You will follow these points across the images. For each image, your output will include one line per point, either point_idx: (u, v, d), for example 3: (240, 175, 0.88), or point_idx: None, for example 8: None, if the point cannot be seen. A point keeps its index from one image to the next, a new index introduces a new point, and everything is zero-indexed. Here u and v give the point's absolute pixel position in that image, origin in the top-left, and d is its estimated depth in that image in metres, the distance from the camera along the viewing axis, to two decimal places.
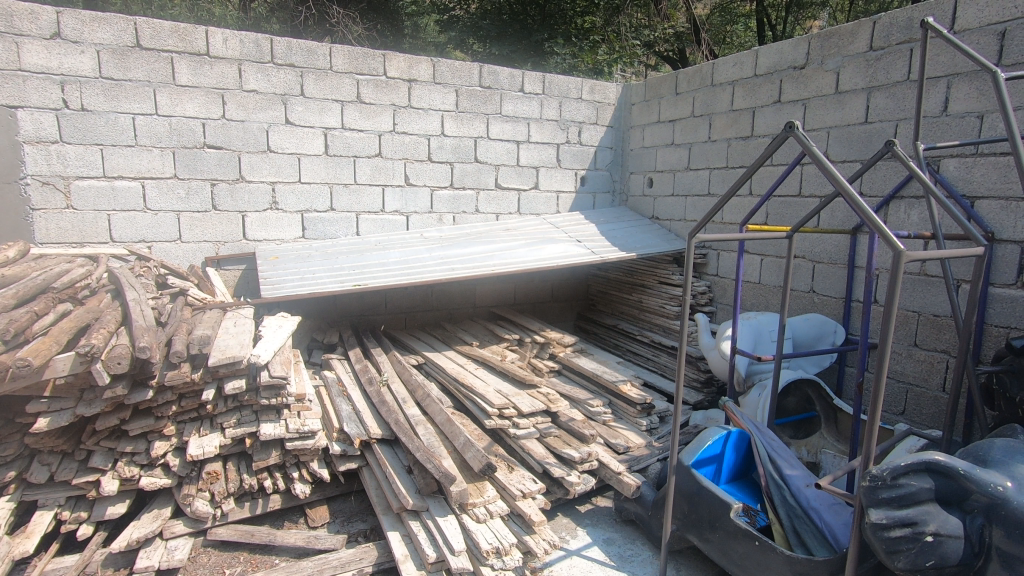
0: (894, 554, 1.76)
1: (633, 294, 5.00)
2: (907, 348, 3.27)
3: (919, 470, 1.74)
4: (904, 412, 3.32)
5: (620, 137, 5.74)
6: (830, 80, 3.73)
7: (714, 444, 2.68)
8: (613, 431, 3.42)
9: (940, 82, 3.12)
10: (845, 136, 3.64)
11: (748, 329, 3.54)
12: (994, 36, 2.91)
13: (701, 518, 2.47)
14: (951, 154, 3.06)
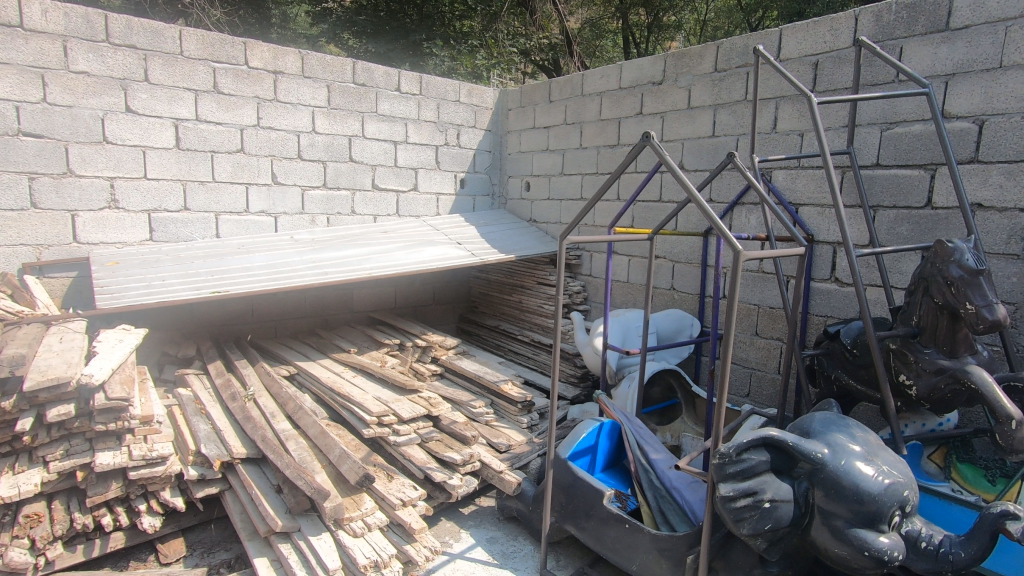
0: (739, 522, 1.97)
1: (513, 295, 5.12)
2: (750, 337, 3.69)
3: (757, 445, 1.97)
4: (748, 394, 3.73)
5: (498, 141, 5.84)
6: (683, 96, 4.10)
7: (588, 436, 2.82)
8: (494, 431, 3.47)
9: (770, 104, 3.56)
10: (695, 148, 4.02)
11: (617, 325, 3.80)
12: (809, 66, 3.38)
13: (577, 508, 2.58)
14: (780, 167, 3.51)
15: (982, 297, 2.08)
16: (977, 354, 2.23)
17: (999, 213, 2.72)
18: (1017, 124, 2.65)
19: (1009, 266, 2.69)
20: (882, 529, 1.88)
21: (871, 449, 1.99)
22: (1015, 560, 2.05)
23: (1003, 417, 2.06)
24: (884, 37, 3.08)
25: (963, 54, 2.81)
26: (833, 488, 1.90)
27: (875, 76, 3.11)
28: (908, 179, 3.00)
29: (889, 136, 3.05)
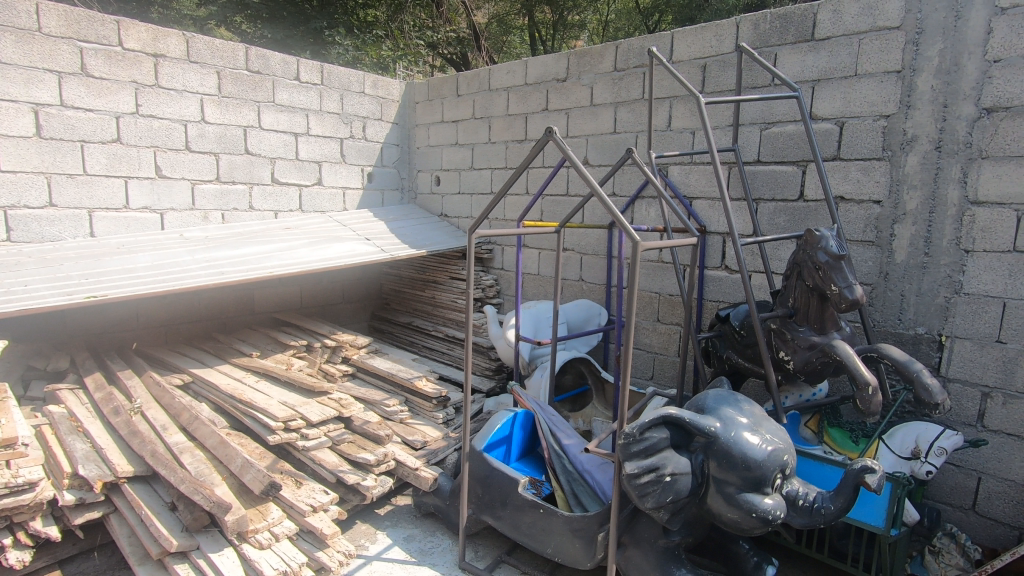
0: (644, 497, 2.10)
1: (426, 290, 5.07)
2: (652, 323, 3.91)
3: (657, 424, 2.11)
4: (652, 377, 3.95)
5: (406, 134, 5.73)
6: (585, 93, 4.24)
7: (503, 427, 2.85)
8: (410, 428, 3.43)
9: (665, 103, 3.77)
10: (599, 144, 4.17)
11: (529, 317, 3.87)
12: (698, 69, 3.62)
13: (493, 499, 2.62)
14: (675, 162, 3.74)
15: (844, 280, 2.34)
16: (842, 329, 2.51)
17: (857, 205, 3.06)
18: (869, 126, 3.00)
19: (866, 251, 3.05)
20: (767, 492, 2.06)
21: (756, 420, 2.19)
22: (875, 507, 2.35)
23: (862, 384, 2.31)
24: (761, 44, 3.36)
25: (826, 62, 3.13)
26: (725, 459, 2.07)
27: (754, 79, 3.39)
28: (784, 174, 3.31)
29: (768, 135, 3.35)
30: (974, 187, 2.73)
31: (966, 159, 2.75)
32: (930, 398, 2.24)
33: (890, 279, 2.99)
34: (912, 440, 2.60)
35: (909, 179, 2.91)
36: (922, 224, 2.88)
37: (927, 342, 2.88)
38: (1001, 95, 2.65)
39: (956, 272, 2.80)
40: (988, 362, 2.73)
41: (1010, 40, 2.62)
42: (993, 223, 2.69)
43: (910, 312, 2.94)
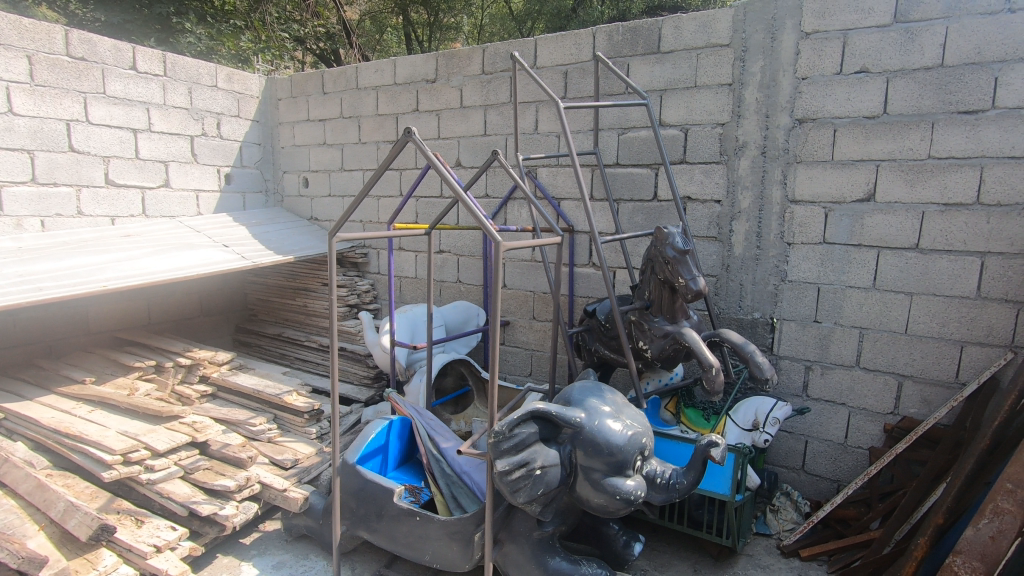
0: (516, 492, 2.14)
1: (297, 299, 4.76)
2: (529, 321, 4.01)
3: (525, 420, 2.16)
4: (530, 373, 4.05)
5: (268, 132, 5.33)
6: (455, 95, 4.24)
7: (377, 436, 2.76)
8: (278, 447, 3.21)
9: (531, 107, 3.89)
10: (470, 146, 4.20)
11: (405, 321, 3.79)
12: (560, 75, 3.77)
13: (368, 512, 2.53)
14: (542, 165, 3.87)
15: (689, 272, 2.56)
16: (690, 318, 2.74)
17: (702, 205, 3.38)
18: (708, 133, 3.32)
19: (711, 246, 3.37)
20: (628, 474, 2.19)
21: (617, 407, 2.32)
22: (722, 478, 2.62)
23: (706, 366, 2.53)
24: (615, 54, 3.58)
25: (670, 73, 3.41)
26: (590, 447, 2.17)
27: (610, 87, 3.60)
28: (639, 177, 3.56)
29: (624, 140, 3.58)
30: (792, 188, 3.13)
31: (785, 164, 3.14)
32: (762, 374, 2.52)
33: (730, 270, 3.33)
34: (752, 414, 2.92)
35: (742, 181, 3.26)
36: (753, 220, 3.24)
37: (762, 325, 3.25)
38: (809, 108, 3.05)
39: (782, 262, 3.19)
40: (809, 340, 3.14)
41: (813, 61, 3.02)
42: (808, 219, 3.10)
43: (748, 299, 3.29)
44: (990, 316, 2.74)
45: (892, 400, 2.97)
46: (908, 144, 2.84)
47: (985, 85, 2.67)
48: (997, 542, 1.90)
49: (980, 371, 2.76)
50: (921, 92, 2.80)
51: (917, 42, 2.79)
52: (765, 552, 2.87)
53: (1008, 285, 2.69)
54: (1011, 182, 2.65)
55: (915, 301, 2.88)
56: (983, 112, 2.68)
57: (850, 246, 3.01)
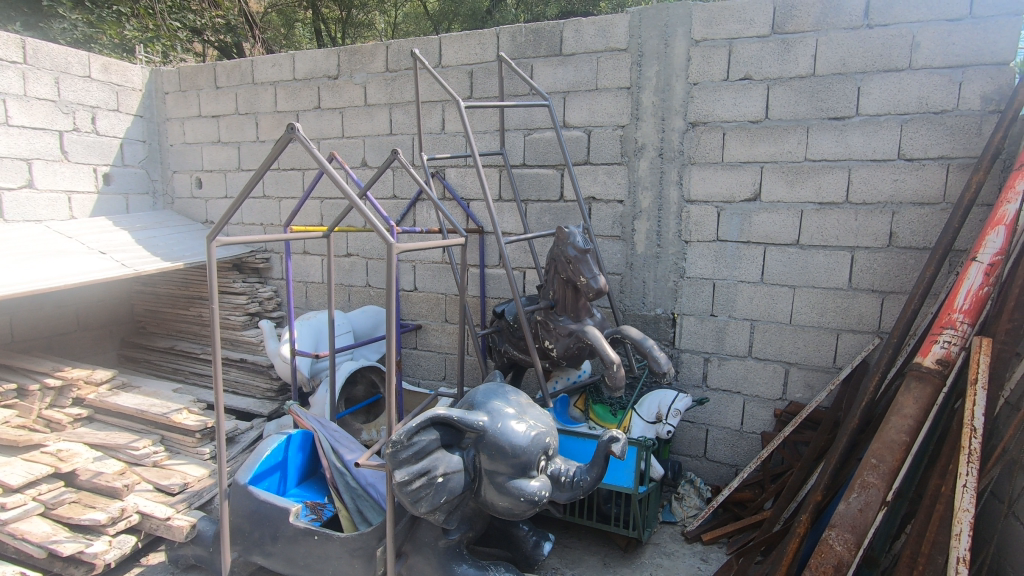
0: (417, 502, 2.07)
1: (191, 309, 4.39)
2: (441, 324, 3.94)
3: (425, 427, 2.09)
4: (444, 377, 3.98)
5: (154, 129, 4.91)
6: (358, 93, 4.09)
7: (274, 452, 2.59)
8: (164, 471, 2.94)
9: (438, 107, 3.82)
10: (376, 145, 4.06)
11: (307, 329, 3.59)
12: (465, 75, 3.74)
13: (263, 534, 2.37)
14: (450, 165, 3.82)
15: (590, 271, 2.60)
16: (594, 316, 2.79)
17: (605, 205, 3.46)
18: (610, 135, 3.41)
19: (615, 245, 3.46)
20: (533, 475, 2.18)
21: (522, 408, 2.30)
22: (626, 471, 2.69)
23: (608, 363, 2.58)
24: (519, 55, 3.59)
25: (572, 76, 3.47)
26: (493, 450, 2.15)
27: (515, 88, 3.61)
28: (545, 177, 3.58)
29: (530, 141, 3.60)
30: (687, 189, 3.27)
31: (680, 165, 3.27)
32: (660, 368, 2.60)
33: (634, 268, 3.43)
34: (655, 407, 3.02)
35: (642, 181, 3.36)
36: (653, 220, 3.36)
37: (664, 320, 3.38)
38: (700, 112, 3.20)
39: (680, 260, 3.33)
40: (707, 333, 3.30)
41: (703, 67, 3.18)
42: (702, 218, 3.25)
43: (651, 296, 3.41)
44: (861, 306, 2.98)
45: (781, 386, 3.17)
46: (787, 147, 3.05)
47: (850, 94, 2.91)
48: (864, 514, 2.07)
49: (854, 356, 3.01)
50: (797, 99, 3.01)
51: (793, 52, 2.99)
52: (670, 540, 2.97)
53: (875, 277, 2.94)
54: (874, 183, 2.90)
55: (797, 293, 3.09)
56: (850, 118, 2.92)
57: (741, 243, 3.18)
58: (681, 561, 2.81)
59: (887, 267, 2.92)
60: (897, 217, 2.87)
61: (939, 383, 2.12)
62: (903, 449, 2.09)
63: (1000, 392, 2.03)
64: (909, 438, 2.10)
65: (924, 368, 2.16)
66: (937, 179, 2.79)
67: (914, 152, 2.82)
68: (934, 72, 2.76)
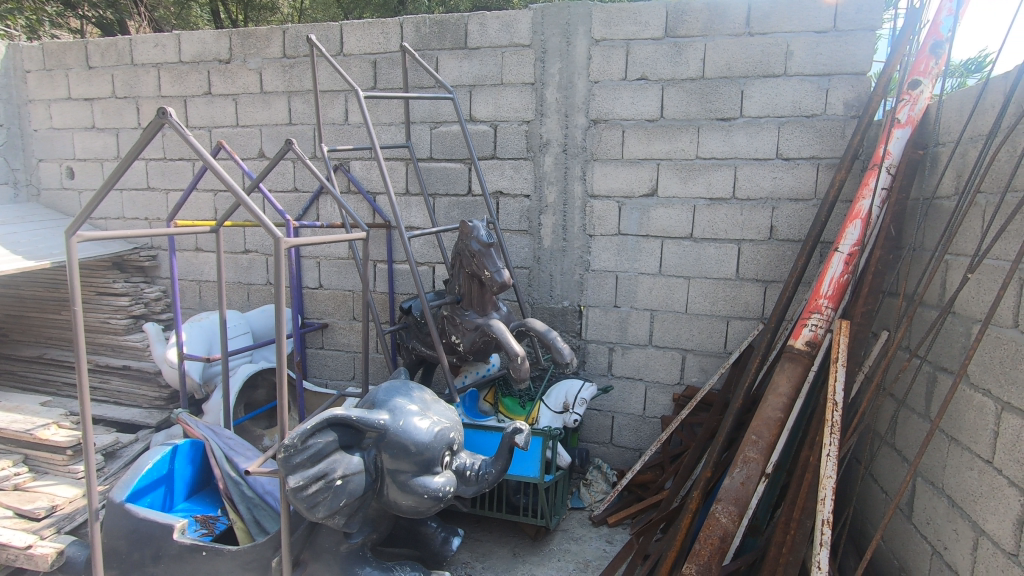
0: (313, 508, 1.98)
1: (61, 312, 3.96)
2: (349, 322, 3.81)
3: (321, 428, 2.00)
4: (353, 376, 3.86)
5: (13, 111, 4.38)
6: (253, 79, 3.85)
7: (157, 466, 2.39)
8: (28, 495, 2.65)
9: (340, 97, 3.68)
10: (273, 135, 3.85)
11: (198, 332, 3.35)
12: (368, 64, 3.62)
13: (144, 554, 2.19)
14: (354, 158, 3.69)
15: (493, 264, 2.61)
16: (500, 309, 2.80)
17: (512, 199, 3.49)
18: (515, 130, 3.44)
19: (522, 239, 3.50)
20: (437, 471, 2.15)
21: (425, 405, 2.27)
22: (532, 461, 2.74)
23: (512, 355, 2.60)
24: (423, 47, 3.53)
25: (477, 70, 3.46)
26: (394, 449, 2.10)
27: (420, 80, 3.55)
28: (453, 171, 3.56)
29: (437, 134, 3.55)
30: (590, 184, 3.37)
31: (583, 161, 3.36)
32: (563, 359, 2.66)
33: (541, 262, 3.49)
34: (562, 397, 3.09)
35: (547, 176, 3.42)
36: (559, 215, 3.44)
37: (571, 312, 3.47)
38: (601, 110, 3.30)
39: (585, 253, 3.43)
40: (611, 323, 3.42)
41: (602, 66, 3.27)
42: (604, 213, 3.36)
43: (558, 289, 3.49)
44: (747, 294, 3.21)
45: (678, 372, 3.35)
46: (680, 145, 3.21)
47: (735, 96, 3.11)
48: (745, 486, 2.24)
49: (741, 341, 3.23)
50: (688, 100, 3.18)
51: (684, 55, 3.15)
52: (578, 525, 3.06)
53: (758, 267, 3.18)
54: (756, 180, 3.13)
55: (692, 284, 3.28)
56: (734, 119, 3.12)
57: (640, 236, 3.32)
58: (588, 545, 2.90)
59: (768, 258, 3.16)
60: (776, 212, 3.11)
61: (807, 363, 2.33)
62: (778, 425, 2.28)
63: (857, 368, 2.26)
64: (783, 414, 2.29)
65: (795, 350, 2.37)
66: (809, 177, 3.06)
67: (790, 152, 3.07)
68: (805, 79, 3.02)
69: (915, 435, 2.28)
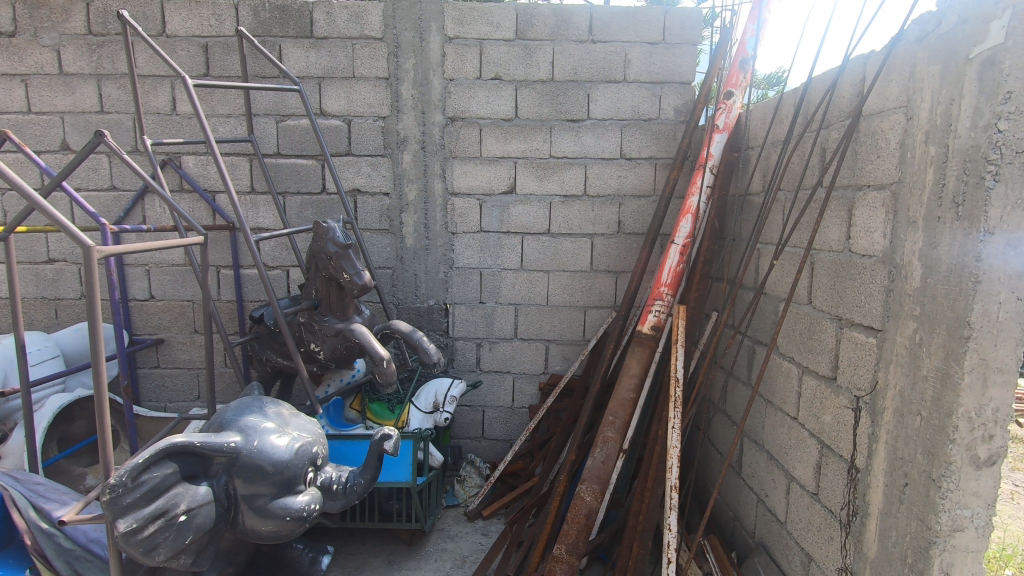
0: (152, 551, 1.74)
1: None
2: (190, 335, 3.42)
3: (158, 460, 1.75)
4: (198, 396, 3.48)
5: None
6: (49, 58, 3.26)
7: None
8: None
9: (165, 83, 3.27)
10: (80, 125, 3.31)
11: None
12: (198, 48, 3.25)
13: None
14: (187, 152, 3.30)
15: (353, 267, 2.49)
16: (362, 313, 2.70)
17: (370, 197, 3.38)
18: (370, 126, 3.32)
19: (384, 238, 3.41)
20: (300, 489, 2.02)
21: (283, 421, 2.11)
22: (403, 465, 2.70)
23: (377, 359, 2.50)
24: (263, 33, 3.25)
25: (325, 61, 3.27)
26: (248, 472, 1.92)
27: (261, 69, 3.27)
28: (304, 168, 3.34)
29: (283, 128, 3.30)
30: (450, 181, 3.37)
31: (443, 158, 3.35)
32: (430, 359, 2.62)
33: (405, 261, 3.44)
34: (431, 396, 3.08)
35: (406, 174, 3.36)
36: (420, 213, 3.40)
37: (437, 311, 3.47)
38: (457, 108, 3.31)
39: (448, 251, 3.43)
40: (477, 319, 3.47)
41: (457, 64, 3.28)
42: (465, 210, 3.38)
43: (422, 288, 3.46)
44: (600, 285, 3.44)
45: (543, 362, 3.50)
46: (535, 144, 3.34)
47: (582, 100, 3.30)
48: (606, 465, 2.40)
49: (598, 329, 3.47)
50: (540, 101, 3.31)
51: (534, 57, 3.27)
52: (453, 523, 3.08)
53: (610, 259, 3.42)
54: (604, 178, 3.36)
55: (551, 277, 3.43)
56: (583, 121, 3.32)
57: (501, 233, 3.40)
58: (464, 541, 2.93)
59: (617, 250, 3.41)
60: (622, 208, 3.37)
61: (653, 345, 2.57)
62: (630, 404, 2.48)
63: (693, 346, 2.54)
64: (634, 394, 2.50)
65: (643, 335, 2.60)
66: (648, 176, 3.35)
67: (632, 152, 3.34)
68: (642, 85, 3.29)
69: (740, 400, 2.63)
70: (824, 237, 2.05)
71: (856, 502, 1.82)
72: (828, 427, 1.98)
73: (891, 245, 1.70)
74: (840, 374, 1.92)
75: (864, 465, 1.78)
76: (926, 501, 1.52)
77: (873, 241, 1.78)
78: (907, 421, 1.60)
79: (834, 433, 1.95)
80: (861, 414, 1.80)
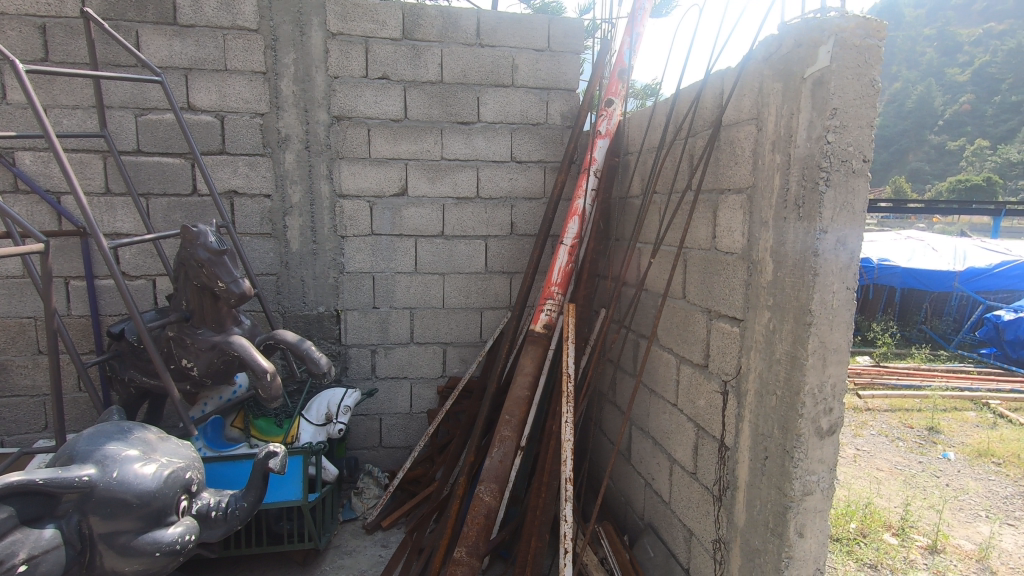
0: None
1: None
2: (32, 358, 2.99)
3: None
4: (46, 427, 3.05)
5: None
6: None
7: None
8: None
9: None
10: None
11: None
12: (34, 29, 2.85)
13: None
14: (22, 147, 2.87)
15: (228, 274, 2.30)
16: (241, 323, 2.52)
17: (250, 199, 3.16)
18: (247, 123, 3.11)
19: (266, 243, 3.21)
20: (172, 520, 1.83)
21: (149, 447, 1.91)
22: (293, 483, 2.60)
23: (260, 373, 2.33)
24: (115, 16, 2.92)
25: (192, 51, 3.01)
26: (107, 508, 1.71)
27: (115, 56, 2.94)
28: (170, 167, 3.05)
29: (144, 123, 2.99)
30: (337, 182, 3.24)
31: (328, 159, 3.21)
32: (318, 369, 2.48)
33: (290, 267, 3.26)
34: (323, 407, 2.95)
35: (289, 175, 3.18)
36: (306, 216, 3.23)
37: (327, 318, 3.32)
38: (343, 107, 3.19)
39: (337, 255, 3.29)
40: (371, 325, 3.37)
41: (341, 61, 3.16)
42: (355, 213, 3.27)
43: (311, 294, 3.30)
44: (495, 286, 3.48)
45: (440, 365, 3.47)
46: (425, 146, 3.30)
47: (472, 103, 3.32)
48: (503, 464, 2.44)
49: (494, 330, 3.50)
50: (429, 103, 3.28)
51: (422, 58, 3.24)
52: (350, 537, 2.96)
53: (503, 260, 3.47)
54: (496, 181, 3.40)
55: (446, 279, 3.41)
56: (473, 124, 3.34)
57: (394, 236, 3.33)
58: (362, 555, 2.82)
59: (511, 252, 3.47)
60: (514, 210, 3.44)
61: (545, 343, 2.64)
62: (524, 402, 2.53)
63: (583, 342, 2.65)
64: (529, 392, 2.55)
65: (536, 334, 2.66)
66: (538, 179, 3.45)
67: (521, 156, 3.41)
68: (529, 91, 3.38)
69: (627, 391, 2.78)
70: (694, 237, 2.23)
71: (726, 477, 1.99)
72: (703, 411, 2.15)
73: (749, 243, 1.88)
74: (711, 361, 2.10)
75: (732, 443, 1.96)
76: (782, 471, 1.70)
77: (734, 240, 1.97)
78: (765, 400, 1.78)
79: (707, 416, 2.12)
80: (729, 397, 1.98)
